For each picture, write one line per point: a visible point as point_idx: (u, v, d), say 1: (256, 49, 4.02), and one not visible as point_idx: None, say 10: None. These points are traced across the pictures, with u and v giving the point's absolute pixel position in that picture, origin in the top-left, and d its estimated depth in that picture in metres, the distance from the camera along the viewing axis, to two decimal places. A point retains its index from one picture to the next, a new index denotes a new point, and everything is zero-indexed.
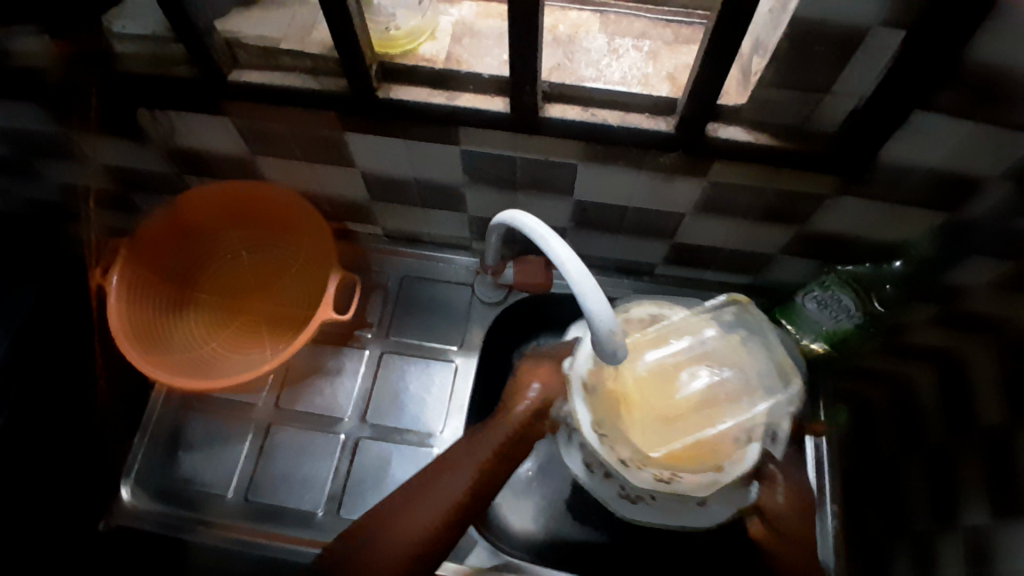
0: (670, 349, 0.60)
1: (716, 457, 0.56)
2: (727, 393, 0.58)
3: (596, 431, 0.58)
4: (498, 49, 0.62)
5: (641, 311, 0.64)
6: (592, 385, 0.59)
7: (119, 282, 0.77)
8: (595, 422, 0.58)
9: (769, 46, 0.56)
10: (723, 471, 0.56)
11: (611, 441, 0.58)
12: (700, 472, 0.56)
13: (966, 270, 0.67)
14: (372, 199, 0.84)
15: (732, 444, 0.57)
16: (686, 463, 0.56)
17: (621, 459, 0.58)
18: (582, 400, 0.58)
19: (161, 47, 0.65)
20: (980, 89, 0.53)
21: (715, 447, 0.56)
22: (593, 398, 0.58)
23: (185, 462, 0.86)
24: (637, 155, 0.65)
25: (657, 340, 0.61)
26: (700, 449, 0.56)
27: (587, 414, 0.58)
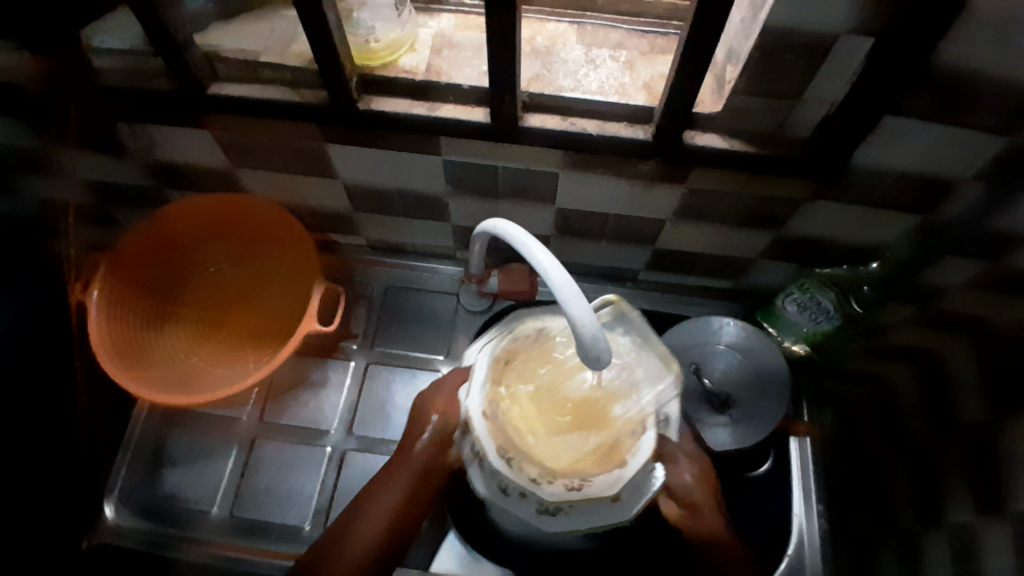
0: (551, 361, 0.59)
1: (618, 453, 0.56)
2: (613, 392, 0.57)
3: (500, 453, 0.55)
4: (478, 60, 0.63)
5: (525, 328, 0.60)
6: (491, 411, 0.57)
7: (100, 299, 0.77)
8: (498, 446, 0.56)
9: (741, 54, 0.57)
10: (627, 466, 0.55)
11: (520, 462, 0.55)
12: (606, 471, 0.55)
13: (944, 270, 0.68)
14: (355, 210, 0.84)
15: (629, 436, 0.56)
16: (592, 466, 0.56)
17: (532, 476, 0.55)
18: (483, 426, 0.56)
19: (140, 61, 0.66)
20: (948, 92, 0.55)
21: (614, 444, 0.56)
22: (491, 423, 0.56)
23: (169, 479, 0.85)
24: (616, 163, 0.66)
25: (538, 358, 0.59)
26: (603, 447, 0.56)
27: (490, 441, 0.56)
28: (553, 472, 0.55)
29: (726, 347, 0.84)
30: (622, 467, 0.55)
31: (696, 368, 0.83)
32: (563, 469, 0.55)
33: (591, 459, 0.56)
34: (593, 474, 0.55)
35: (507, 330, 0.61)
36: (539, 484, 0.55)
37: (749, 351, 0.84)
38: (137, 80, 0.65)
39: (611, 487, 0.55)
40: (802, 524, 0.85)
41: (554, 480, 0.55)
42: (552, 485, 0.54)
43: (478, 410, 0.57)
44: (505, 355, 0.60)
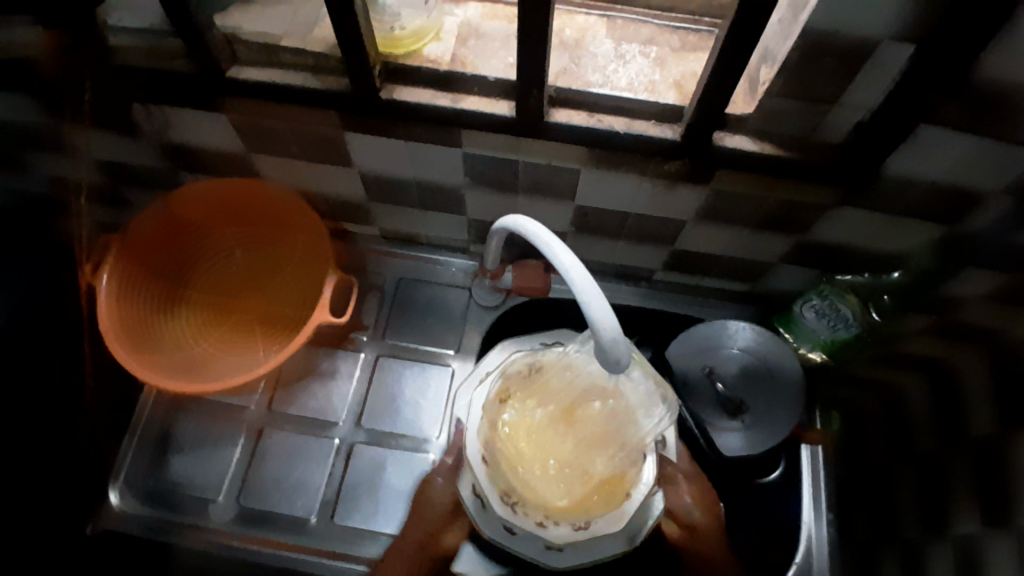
0: (544, 393, 0.60)
1: (623, 487, 0.60)
2: (612, 428, 0.58)
3: (504, 499, 0.60)
4: (504, 52, 0.61)
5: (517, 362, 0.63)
6: (490, 457, 0.61)
7: (109, 281, 0.76)
8: (501, 490, 0.61)
9: (778, 55, 0.56)
10: (632, 498, 0.61)
11: (523, 507, 0.60)
12: (610, 508, 0.61)
13: (963, 281, 0.67)
14: (370, 200, 0.83)
15: (630, 473, 0.61)
16: (597, 508, 0.60)
17: (539, 519, 0.60)
18: (484, 471, 0.62)
19: (158, 40, 0.64)
20: (987, 104, 0.53)
21: (616, 479, 0.60)
22: (493, 469, 0.61)
23: (176, 465, 0.84)
24: (640, 163, 0.65)
25: (532, 394, 0.61)
26: (607, 487, 0.60)
27: (494, 485, 0.61)
28: (558, 513, 0.59)
29: (740, 352, 0.83)
30: (626, 502, 0.60)
31: (709, 371, 0.83)
32: (566, 511, 0.60)
33: (595, 502, 0.60)
34: (599, 514, 0.60)
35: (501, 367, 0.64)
36: (547, 525, 0.60)
37: (764, 356, 0.83)
38: (151, 59, 0.64)
39: (616, 522, 0.60)
40: (811, 531, 0.84)
41: (560, 521, 0.59)
42: (558, 526, 0.59)
43: (478, 455, 0.62)
44: (500, 395, 0.63)
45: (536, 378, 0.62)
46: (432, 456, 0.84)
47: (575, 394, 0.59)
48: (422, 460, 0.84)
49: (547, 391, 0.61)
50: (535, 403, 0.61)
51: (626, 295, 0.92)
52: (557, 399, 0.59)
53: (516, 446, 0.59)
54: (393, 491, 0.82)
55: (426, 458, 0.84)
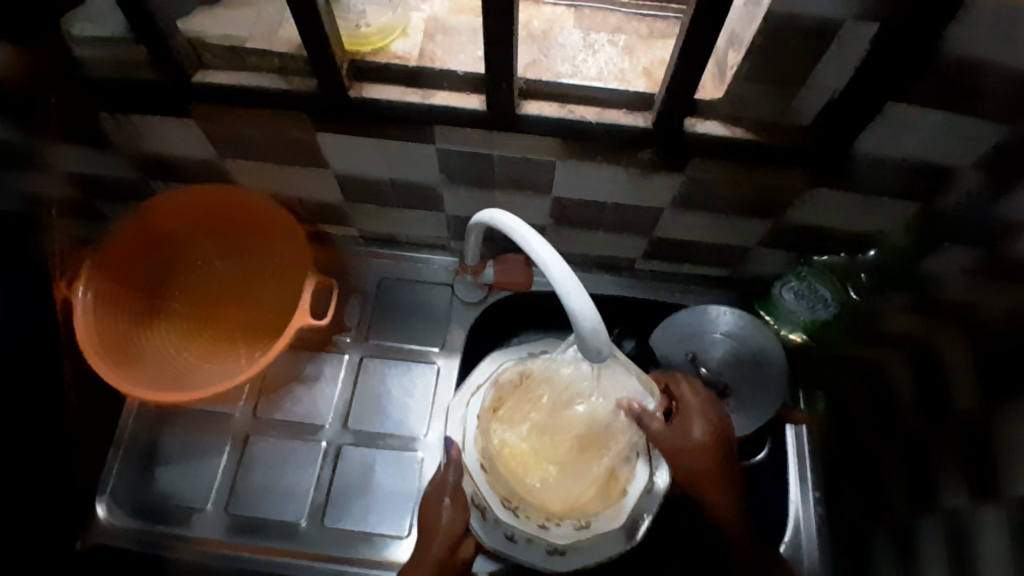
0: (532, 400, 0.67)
1: (618, 486, 0.68)
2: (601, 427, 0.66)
3: (507, 505, 0.67)
4: (473, 46, 0.61)
5: (509, 372, 0.70)
6: (489, 465, 0.67)
7: (87, 296, 0.75)
8: (502, 496, 0.67)
9: (745, 39, 0.56)
10: (627, 495, 0.68)
11: (525, 511, 0.67)
12: (608, 507, 0.68)
13: (939, 257, 0.68)
14: (346, 201, 0.82)
15: (623, 472, 0.69)
16: (594, 509, 0.67)
17: (540, 522, 0.66)
18: (484, 480, 0.67)
19: (121, 49, 0.63)
20: (952, 80, 0.54)
21: (614, 478, 0.68)
22: (492, 476, 0.67)
23: (163, 477, 0.84)
24: (615, 151, 0.65)
25: (523, 401, 0.68)
26: (602, 488, 0.68)
27: (495, 494, 0.67)
28: (559, 515, 0.67)
29: (723, 335, 0.84)
30: (622, 500, 0.68)
31: (693, 356, 0.84)
32: (566, 513, 0.67)
33: (593, 502, 0.67)
34: (597, 514, 0.67)
35: (493, 377, 0.70)
36: (549, 527, 0.66)
37: (742, 339, 0.84)
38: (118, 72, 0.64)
39: (614, 519, 0.67)
40: (799, 510, 0.84)
41: (561, 522, 0.66)
42: (559, 526, 0.66)
43: (477, 464, 0.68)
44: (493, 405, 0.69)
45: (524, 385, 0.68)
46: (421, 455, 0.84)
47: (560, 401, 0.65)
48: (412, 459, 0.83)
49: (536, 397, 0.67)
50: (527, 411, 0.68)
51: (609, 285, 0.91)
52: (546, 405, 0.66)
53: (514, 454, 0.67)
54: (384, 492, 0.82)
55: (416, 456, 0.83)
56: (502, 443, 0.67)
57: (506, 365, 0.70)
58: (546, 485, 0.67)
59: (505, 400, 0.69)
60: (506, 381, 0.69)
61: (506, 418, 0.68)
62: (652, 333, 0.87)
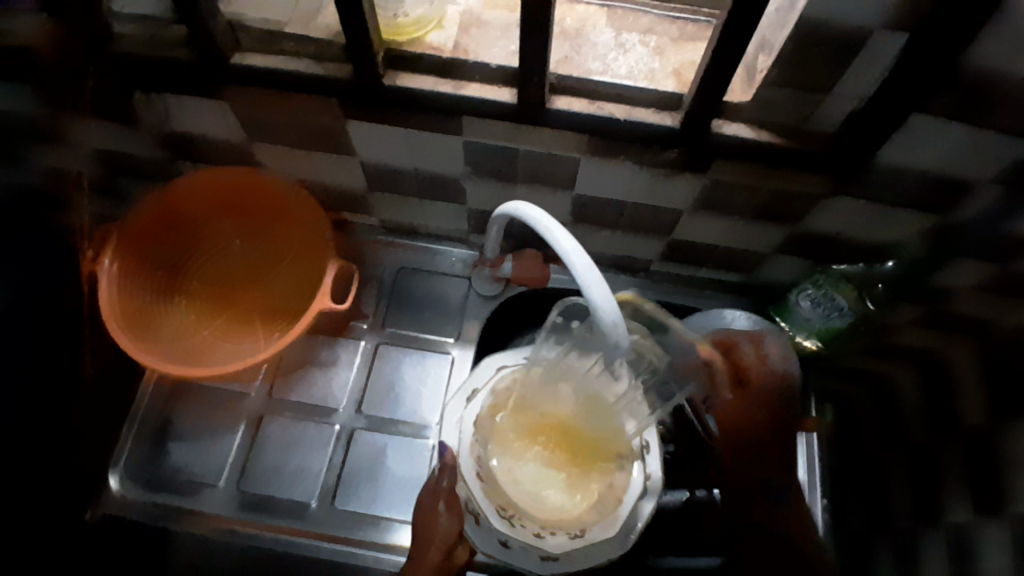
0: (532, 399, 0.66)
1: (614, 495, 0.66)
2: (598, 406, 0.63)
3: (501, 514, 0.65)
4: (505, 41, 0.62)
5: (505, 380, 0.70)
6: (483, 472, 0.66)
7: (111, 267, 0.76)
8: (497, 505, 0.65)
9: (775, 44, 0.57)
10: (624, 504, 0.66)
11: (520, 521, 0.64)
12: (604, 517, 0.66)
13: (954, 272, 0.68)
14: (370, 190, 0.83)
15: (619, 479, 0.66)
16: (590, 520, 0.65)
17: (535, 530, 0.64)
18: (480, 487, 0.66)
19: (160, 28, 0.66)
20: (977, 94, 0.55)
21: (611, 487, 0.66)
22: (487, 485, 0.66)
23: (176, 452, 0.85)
24: (638, 151, 0.66)
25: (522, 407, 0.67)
26: (599, 495, 0.65)
27: (489, 501, 0.65)
28: (554, 525, 0.64)
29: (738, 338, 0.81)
30: (618, 509, 0.66)
31: None
32: (563, 523, 0.64)
33: (588, 511, 0.65)
34: (592, 524, 0.65)
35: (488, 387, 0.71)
36: (544, 537, 0.64)
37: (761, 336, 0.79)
38: (157, 50, 0.65)
39: (608, 529, 0.65)
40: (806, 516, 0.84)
41: (556, 531, 0.64)
42: (554, 536, 0.64)
43: (472, 472, 0.67)
44: (491, 411, 0.69)
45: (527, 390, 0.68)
46: (432, 443, 0.85)
47: (553, 390, 0.65)
48: (423, 446, 0.84)
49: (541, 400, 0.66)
50: (529, 421, 0.66)
51: (623, 285, 0.93)
52: (543, 405, 0.66)
53: (510, 463, 0.65)
54: (393, 478, 0.83)
55: (427, 444, 0.84)
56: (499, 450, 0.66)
57: (502, 374, 0.71)
58: (544, 495, 0.64)
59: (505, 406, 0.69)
60: (504, 392, 0.69)
61: (505, 426, 0.67)
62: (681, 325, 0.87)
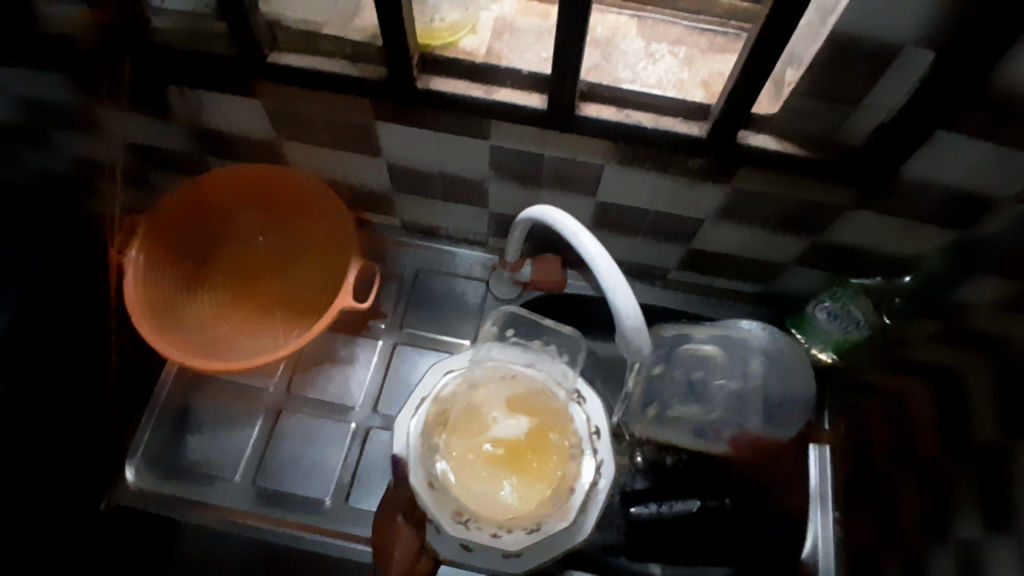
0: (476, 404, 0.70)
1: (566, 484, 0.65)
2: (536, 400, 0.70)
3: (456, 519, 0.63)
4: (538, 47, 0.63)
5: (448, 386, 0.70)
6: (433, 482, 0.65)
7: (138, 258, 0.77)
8: (452, 512, 0.64)
9: (804, 58, 0.58)
10: (576, 492, 0.65)
11: (476, 522, 0.63)
12: (558, 507, 0.64)
13: (970, 288, 0.69)
14: (394, 190, 0.84)
15: (569, 469, 0.66)
16: (544, 512, 0.64)
17: (493, 531, 0.63)
18: (433, 497, 0.64)
19: (200, 22, 0.67)
20: (1006, 112, 0.55)
21: (561, 474, 0.66)
22: (440, 493, 0.64)
23: (193, 444, 0.85)
24: (664, 158, 0.67)
25: (462, 419, 0.69)
26: (551, 486, 0.65)
27: (443, 508, 0.64)
28: (509, 522, 0.64)
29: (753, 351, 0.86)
30: (572, 497, 0.65)
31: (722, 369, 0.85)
32: (518, 519, 0.64)
33: (542, 504, 0.64)
34: (547, 516, 0.64)
35: (434, 394, 0.70)
36: (501, 536, 0.63)
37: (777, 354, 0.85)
38: (196, 44, 0.66)
39: (563, 518, 0.64)
40: (818, 529, 0.83)
41: (513, 528, 0.63)
42: (511, 533, 0.63)
43: (422, 481, 0.64)
44: (437, 418, 0.69)
45: (471, 394, 0.71)
46: None
47: (494, 393, 0.71)
48: None
49: (483, 402, 0.70)
50: (474, 426, 0.69)
51: (639, 292, 0.92)
52: (487, 408, 0.70)
53: (456, 467, 0.66)
54: None
55: None
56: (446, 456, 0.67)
57: (445, 380, 0.70)
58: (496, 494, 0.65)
59: (450, 412, 0.70)
60: (449, 401, 0.70)
61: (452, 432, 0.68)
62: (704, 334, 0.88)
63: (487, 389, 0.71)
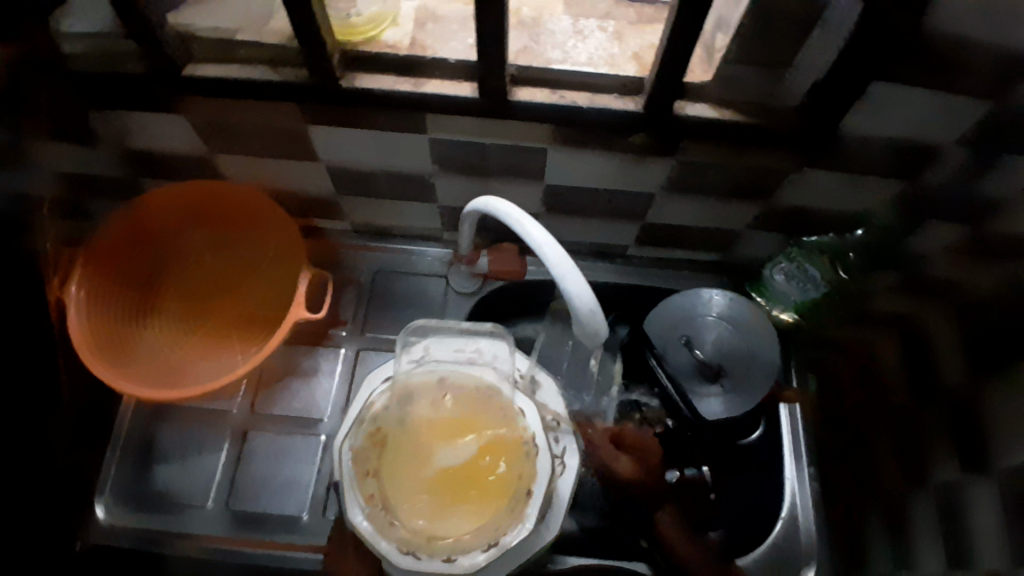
0: (413, 418, 0.66)
1: (522, 488, 0.62)
2: (480, 402, 0.67)
3: (405, 549, 0.60)
4: (463, 34, 0.61)
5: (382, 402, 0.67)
6: (375, 512, 0.62)
7: (78, 293, 0.74)
8: (399, 541, 0.60)
9: (733, 22, 0.57)
10: (534, 496, 0.62)
11: (428, 548, 0.60)
12: (516, 515, 0.61)
13: (926, 237, 0.70)
14: (339, 193, 0.82)
15: (525, 471, 0.63)
16: (500, 524, 0.61)
17: (446, 555, 0.60)
18: (375, 527, 0.61)
19: (110, 42, 0.63)
20: (934, 58, 0.55)
21: (515, 478, 0.62)
22: (383, 523, 0.61)
23: (161, 475, 0.83)
24: (606, 137, 0.66)
25: (397, 440, 0.65)
26: (506, 495, 0.62)
27: (389, 539, 0.60)
28: (464, 542, 0.60)
29: (716, 318, 0.83)
30: (529, 502, 0.62)
31: (687, 341, 0.82)
32: (473, 537, 0.60)
33: (498, 515, 0.61)
34: (506, 526, 0.61)
35: (368, 414, 0.66)
36: (456, 559, 0.59)
37: (740, 319, 0.83)
38: (111, 66, 0.63)
39: (522, 527, 0.60)
40: (795, 488, 0.84)
41: (468, 549, 0.60)
42: (469, 553, 0.59)
43: (363, 513, 0.61)
44: (373, 441, 0.65)
45: (407, 407, 0.66)
46: None
47: (432, 402, 0.67)
48: None
49: (421, 414, 0.66)
50: (412, 446, 0.64)
51: (603, 273, 0.91)
52: (424, 420, 0.65)
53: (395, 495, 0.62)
54: None
55: None
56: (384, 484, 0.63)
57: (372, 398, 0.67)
58: (443, 517, 0.61)
59: (387, 431, 0.66)
60: (384, 418, 0.66)
61: (390, 453, 0.64)
62: (664, 303, 0.85)
63: (423, 398, 0.67)
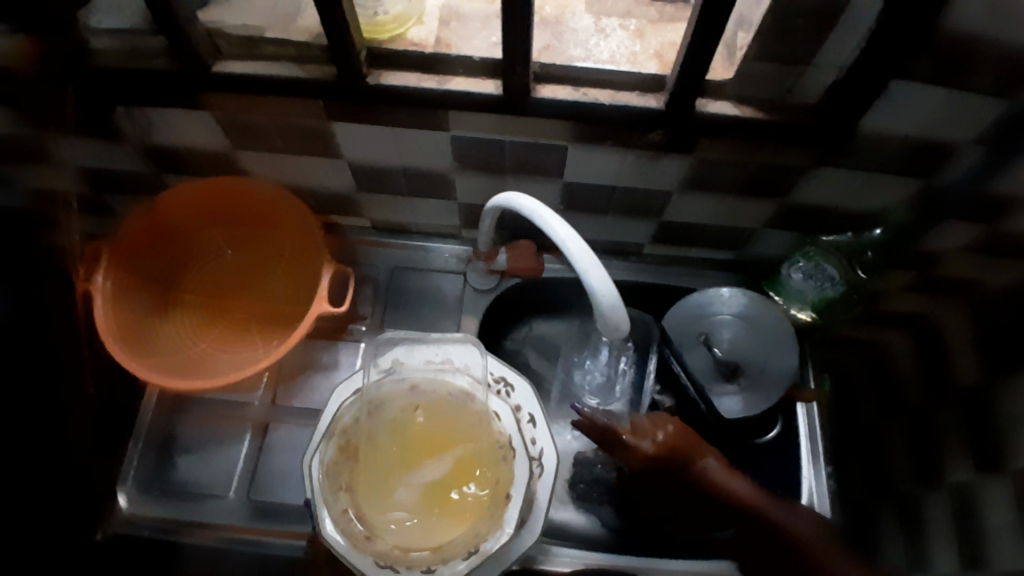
0: (384, 430, 0.66)
1: (502, 491, 0.64)
2: (453, 408, 0.67)
3: (382, 564, 0.61)
4: (486, 32, 0.63)
5: (350, 415, 0.67)
6: (348, 529, 0.62)
7: (105, 284, 0.75)
8: (375, 558, 0.61)
9: (753, 20, 0.59)
10: (513, 499, 0.63)
11: (405, 562, 0.61)
12: (495, 520, 0.63)
13: (941, 235, 0.70)
14: (360, 190, 0.83)
15: (503, 474, 0.64)
16: (479, 531, 0.62)
17: (425, 566, 0.61)
18: (351, 547, 0.61)
19: (138, 39, 0.65)
20: (953, 57, 0.56)
21: (493, 483, 0.64)
22: (356, 541, 0.62)
23: (182, 466, 0.85)
24: (625, 136, 0.66)
25: (366, 454, 0.66)
26: (484, 501, 0.64)
27: (365, 557, 0.61)
28: (443, 551, 0.62)
29: (732, 317, 0.82)
30: (510, 505, 0.63)
31: (706, 338, 0.82)
32: (454, 545, 0.62)
33: (479, 522, 0.63)
34: (486, 532, 0.62)
35: (340, 426, 0.67)
36: (437, 569, 0.61)
37: (755, 317, 0.82)
38: (137, 61, 0.64)
39: (500, 532, 0.62)
40: (812, 485, 0.82)
41: (448, 559, 0.61)
42: (449, 564, 0.61)
43: (336, 531, 0.62)
44: (345, 456, 0.66)
45: (374, 419, 0.67)
46: None
47: (403, 412, 0.67)
48: None
49: (388, 424, 0.66)
50: (381, 457, 0.65)
51: (617, 270, 0.92)
52: (395, 432, 0.66)
53: (370, 511, 0.63)
54: None
55: None
56: (356, 499, 0.64)
57: (342, 409, 0.67)
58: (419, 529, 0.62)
59: (359, 444, 0.66)
60: (354, 429, 0.67)
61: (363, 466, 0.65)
62: (681, 302, 0.84)
63: (393, 409, 0.67)
